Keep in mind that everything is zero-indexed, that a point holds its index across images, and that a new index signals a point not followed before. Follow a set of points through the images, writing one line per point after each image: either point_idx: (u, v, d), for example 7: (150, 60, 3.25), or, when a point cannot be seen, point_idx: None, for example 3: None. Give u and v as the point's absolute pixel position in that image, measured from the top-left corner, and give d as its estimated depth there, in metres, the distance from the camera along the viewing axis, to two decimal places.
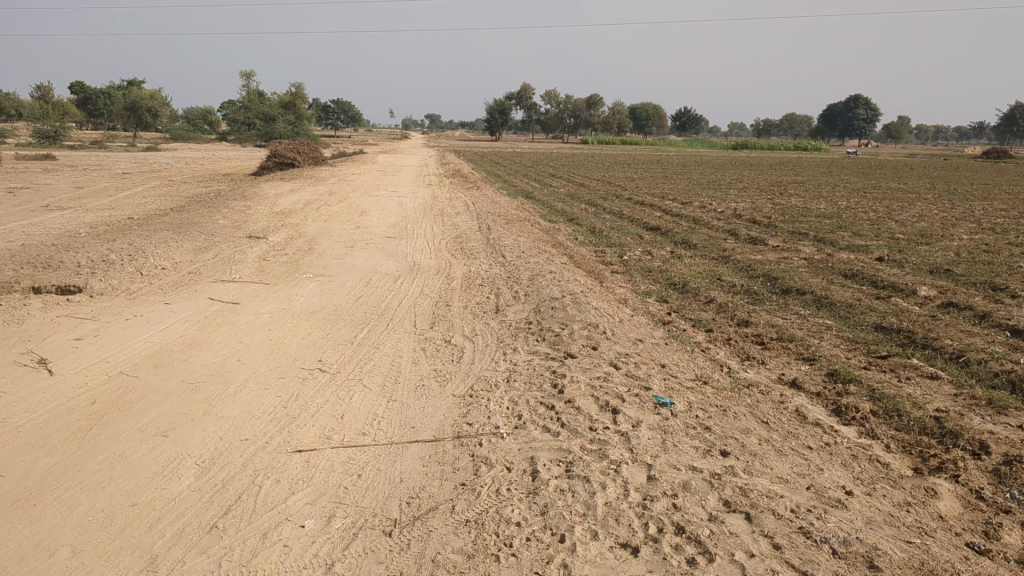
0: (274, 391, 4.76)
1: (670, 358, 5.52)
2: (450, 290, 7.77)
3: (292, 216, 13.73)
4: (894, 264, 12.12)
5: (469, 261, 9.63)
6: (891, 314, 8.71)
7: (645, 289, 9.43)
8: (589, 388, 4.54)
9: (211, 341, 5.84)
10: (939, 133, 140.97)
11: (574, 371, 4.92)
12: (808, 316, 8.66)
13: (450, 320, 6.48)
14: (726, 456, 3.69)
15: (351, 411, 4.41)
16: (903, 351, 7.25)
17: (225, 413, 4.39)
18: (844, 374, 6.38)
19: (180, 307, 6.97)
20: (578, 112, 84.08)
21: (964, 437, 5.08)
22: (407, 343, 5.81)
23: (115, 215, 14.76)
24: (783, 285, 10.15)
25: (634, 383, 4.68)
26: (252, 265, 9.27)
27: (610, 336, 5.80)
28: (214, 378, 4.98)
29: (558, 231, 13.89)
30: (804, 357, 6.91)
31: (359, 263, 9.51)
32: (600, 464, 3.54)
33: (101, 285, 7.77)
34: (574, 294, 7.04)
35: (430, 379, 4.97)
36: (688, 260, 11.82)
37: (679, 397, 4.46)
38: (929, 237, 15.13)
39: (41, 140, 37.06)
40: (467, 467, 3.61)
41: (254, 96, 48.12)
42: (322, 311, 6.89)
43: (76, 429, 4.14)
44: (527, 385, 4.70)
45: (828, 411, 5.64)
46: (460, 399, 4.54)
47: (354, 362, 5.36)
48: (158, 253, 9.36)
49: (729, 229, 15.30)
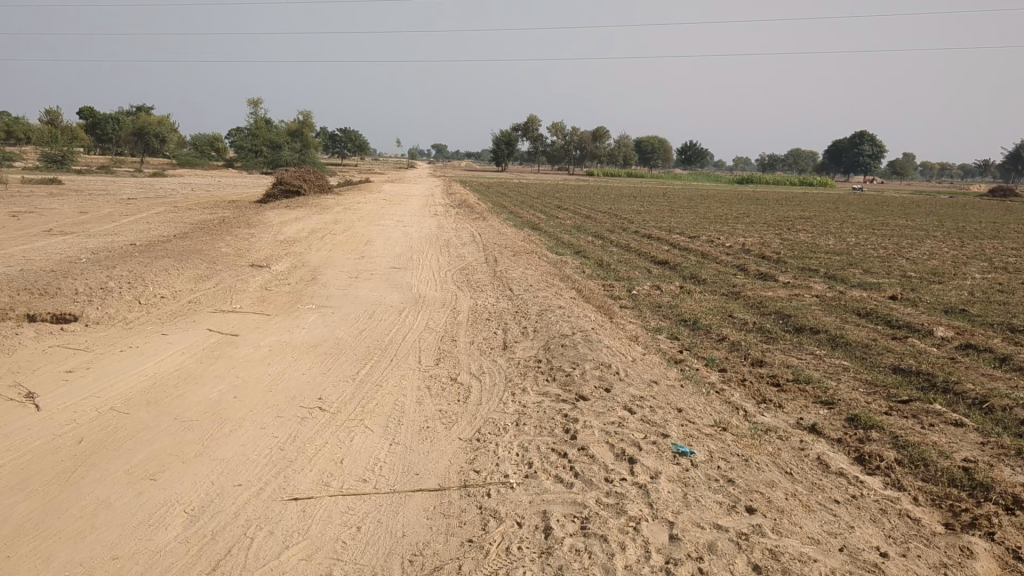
0: (271, 431, 4.52)
1: (686, 401, 5.28)
2: (455, 324, 7.56)
3: (295, 245, 13.56)
4: (908, 303, 11.89)
5: (476, 294, 9.43)
6: (908, 355, 8.47)
7: (655, 325, 9.22)
8: (604, 434, 4.30)
9: (207, 376, 5.61)
10: (944, 171, 141.54)
11: (587, 414, 4.68)
12: (823, 355, 8.42)
13: (455, 357, 6.25)
14: (753, 514, 3.44)
15: (351, 455, 4.17)
16: (923, 394, 7.01)
17: (218, 454, 4.15)
18: (865, 419, 6.12)
19: (177, 338, 6.76)
20: (585, 144, 84.37)
21: (996, 490, 4.82)
22: (411, 381, 5.58)
23: (118, 241, 14.62)
24: (795, 323, 9.92)
25: (650, 429, 4.43)
26: (254, 295, 9.08)
27: (623, 377, 5.57)
28: (208, 415, 4.76)
29: (565, 263, 13.70)
30: (822, 400, 6.66)
31: (363, 294, 9.31)
32: (618, 521, 3.29)
33: (97, 313, 7.59)
34: (585, 331, 6.81)
35: (434, 420, 4.74)
36: (698, 295, 11.62)
37: (698, 445, 4.22)
38: (941, 275, 14.90)
39: (49, 164, 37.14)
40: (475, 520, 3.37)
41: (262, 124, 48.31)
42: (323, 345, 6.67)
43: (60, 470, 3.92)
44: (537, 429, 4.46)
45: (850, 459, 5.38)
46: (467, 444, 4.31)
47: (355, 400, 5.13)
48: (158, 280, 9.18)
49: (738, 264, 15.10)
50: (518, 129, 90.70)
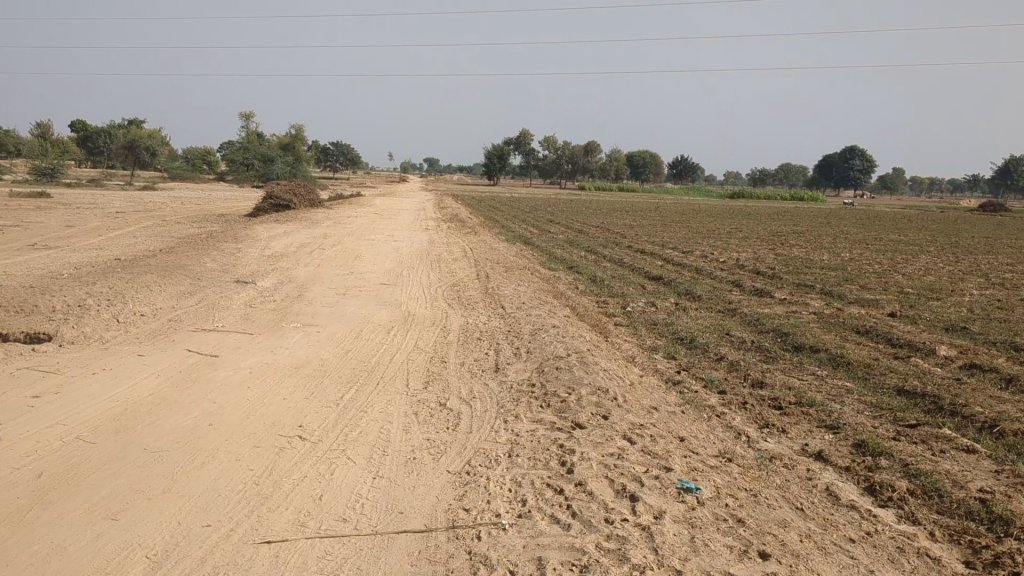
0: (246, 463, 4.23)
1: (688, 429, 5.00)
2: (445, 344, 7.28)
3: (283, 260, 13.29)
4: (908, 321, 11.65)
5: (467, 311, 9.16)
6: (912, 376, 8.22)
7: (651, 344, 8.96)
8: (603, 468, 4.02)
9: (182, 401, 5.31)
10: (934, 185, 142.44)
11: (584, 444, 4.40)
12: (825, 376, 8.15)
13: (445, 380, 5.97)
14: (766, 560, 3.17)
15: (331, 490, 3.88)
16: (931, 418, 6.74)
17: (187, 491, 3.85)
18: (873, 446, 5.85)
19: (154, 359, 6.46)
20: (577, 158, 84.46)
21: (1016, 524, 4.54)
22: (398, 407, 5.28)
23: (102, 256, 14.32)
24: (794, 341, 9.66)
25: (652, 462, 4.15)
26: (238, 312, 8.79)
27: (622, 403, 5.28)
28: (180, 446, 4.46)
29: (558, 279, 13.44)
30: (827, 424, 6.38)
31: (351, 311, 9.03)
32: (620, 570, 3.01)
33: (73, 332, 7.30)
34: (581, 352, 6.54)
35: (421, 451, 4.45)
36: (694, 312, 11.38)
37: (703, 480, 3.93)
38: (938, 292, 14.69)
39: (39, 177, 36.89)
40: (464, 568, 3.09)
41: (253, 137, 48.09)
42: (306, 366, 6.38)
43: (14, 509, 3.62)
44: (531, 462, 4.16)
45: (860, 490, 5.10)
46: (455, 478, 4.02)
47: (338, 428, 4.84)
48: (139, 297, 8.88)
49: (734, 280, 14.87)
50: (510, 142, 90.66)
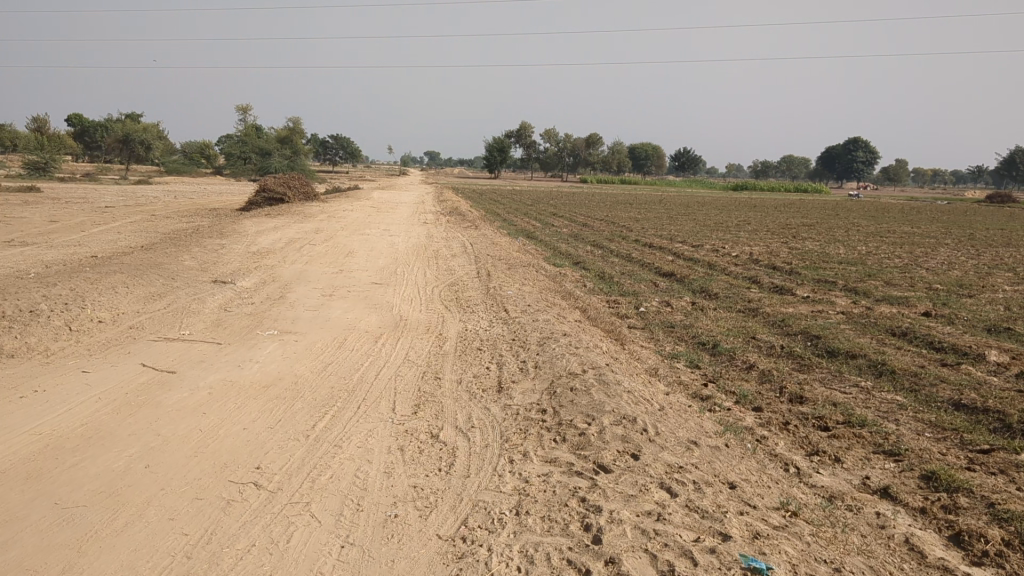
0: (180, 524, 3.31)
1: (735, 469, 4.07)
2: (440, 356, 6.33)
3: (268, 257, 12.32)
4: (944, 321, 10.65)
5: (466, 316, 8.22)
6: (966, 385, 7.25)
7: (671, 352, 8.02)
8: (640, 537, 3.10)
9: (119, 433, 4.39)
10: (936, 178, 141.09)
11: (614, 499, 3.47)
12: (870, 387, 7.19)
13: (440, 403, 5.03)
14: None
15: (284, 568, 2.96)
16: (1003, 440, 5.75)
17: (94, 570, 2.94)
18: (947, 477, 4.90)
19: (98, 377, 5.52)
20: (578, 150, 83.37)
21: None
22: (380, 440, 4.35)
23: (78, 253, 13.31)
24: (827, 347, 8.67)
25: (702, 526, 3.24)
26: (209, 318, 7.82)
27: (654, 436, 4.35)
28: (101, 499, 3.54)
29: (564, 277, 12.50)
30: (886, 451, 5.42)
31: (337, 316, 8.09)
32: None
33: (15, 343, 6.37)
34: (598, 369, 5.58)
35: (406, 504, 3.52)
36: (714, 312, 10.39)
37: (774, 554, 3.01)
38: (968, 287, 13.68)
39: (31, 172, 35.57)
40: None
41: (251, 130, 46.95)
42: (277, 385, 5.45)
43: None
44: (545, 525, 3.24)
45: (944, 541, 4.13)
46: (448, 548, 3.09)
47: (304, 470, 3.90)
48: (100, 301, 7.93)
49: (750, 276, 13.92)
50: (509, 133, 89.32)
